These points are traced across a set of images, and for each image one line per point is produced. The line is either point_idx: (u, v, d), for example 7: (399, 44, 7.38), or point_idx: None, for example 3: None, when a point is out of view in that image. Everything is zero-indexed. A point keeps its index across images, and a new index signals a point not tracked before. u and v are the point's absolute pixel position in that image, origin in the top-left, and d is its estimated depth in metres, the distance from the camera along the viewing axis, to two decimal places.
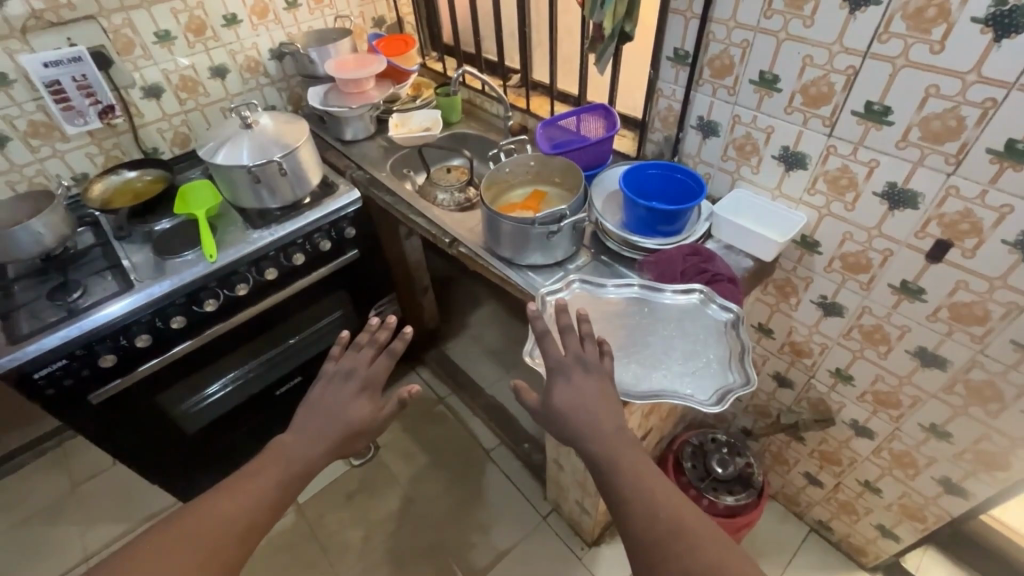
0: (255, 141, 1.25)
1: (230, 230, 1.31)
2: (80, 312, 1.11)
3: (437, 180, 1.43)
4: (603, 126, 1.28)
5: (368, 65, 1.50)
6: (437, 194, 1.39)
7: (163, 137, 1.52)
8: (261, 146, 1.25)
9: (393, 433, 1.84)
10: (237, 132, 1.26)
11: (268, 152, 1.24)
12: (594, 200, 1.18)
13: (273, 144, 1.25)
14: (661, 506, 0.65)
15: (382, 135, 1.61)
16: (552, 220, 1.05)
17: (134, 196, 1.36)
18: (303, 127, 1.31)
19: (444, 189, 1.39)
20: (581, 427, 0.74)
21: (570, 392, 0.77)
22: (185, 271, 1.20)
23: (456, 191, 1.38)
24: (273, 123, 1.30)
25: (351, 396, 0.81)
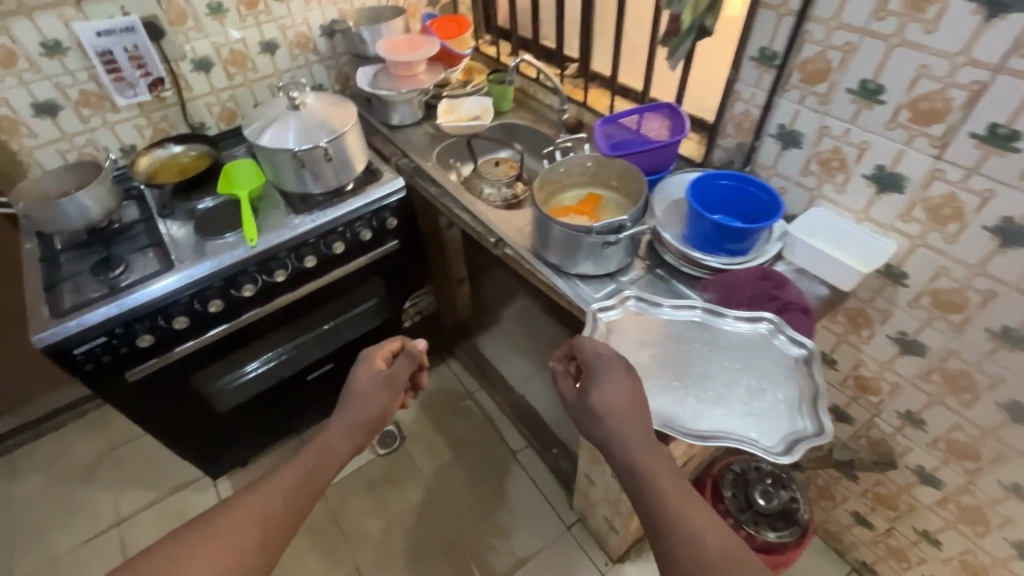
0: (302, 123, 1.21)
1: (271, 213, 1.28)
2: (121, 291, 1.10)
3: (483, 173, 1.38)
4: (668, 127, 1.18)
5: (420, 48, 1.45)
6: (481, 188, 1.36)
7: (211, 111, 1.50)
8: (307, 129, 1.20)
9: (418, 424, 1.82)
10: (284, 112, 1.22)
11: (315, 136, 1.20)
12: (654, 209, 1.09)
13: (320, 128, 1.21)
14: (704, 530, 0.64)
15: (429, 121, 1.55)
16: (610, 231, 0.98)
17: (179, 172, 1.36)
18: (352, 111, 1.26)
19: (488, 183, 1.36)
20: (620, 437, 0.74)
21: (609, 395, 0.78)
22: (225, 254, 1.18)
23: (502, 186, 1.34)
24: (321, 105, 1.25)
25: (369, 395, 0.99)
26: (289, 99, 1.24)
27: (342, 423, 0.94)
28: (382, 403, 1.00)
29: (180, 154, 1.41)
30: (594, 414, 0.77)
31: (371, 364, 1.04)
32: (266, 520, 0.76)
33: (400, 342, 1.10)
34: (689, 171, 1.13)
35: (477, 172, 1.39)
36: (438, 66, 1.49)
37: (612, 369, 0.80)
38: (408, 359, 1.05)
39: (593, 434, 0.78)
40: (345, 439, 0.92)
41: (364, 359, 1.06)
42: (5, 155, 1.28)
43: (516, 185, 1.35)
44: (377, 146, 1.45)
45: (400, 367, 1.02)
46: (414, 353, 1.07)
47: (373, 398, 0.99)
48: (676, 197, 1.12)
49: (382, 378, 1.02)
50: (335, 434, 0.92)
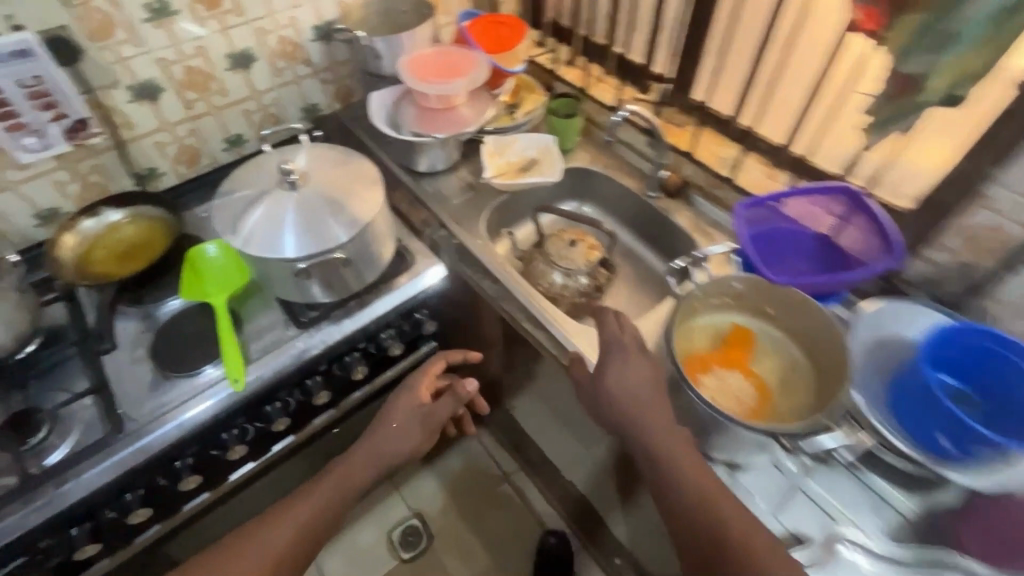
0: (304, 210, 0.82)
1: (260, 328, 0.90)
2: (43, 482, 0.73)
3: (549, 253, 1.01)
4: (834, 212, 0.84)
5: (461, 73, 1.02)
6: (542, 273, 1.00)
7: (164, 152, 1.07)
8: (310, 222, 0.81)
9: (448, 518, 1.52)
10: (275, 191, 0.83)
11: (326, 231, 0.82)
12: (852, 350, 0.74)
13: (332, 216, 0.83)
14: (713, 522, 0.61)
15: (466, 164, 1.15)
16: (814, 450, 0.68)
17: (123, 256, 0.96)
18: (375, 187, 0.87)
19: (552, 266, 0.99)
20: (636, 421, 0.69)
21: (625, 384, 0.71)
22: (200, 405, 0.81)
23: (570, 273, 0.99)
24: (329, 181, 0.86)
25: (398, 432, 0.91)
26: (280, 171, 0.84)
27: (368, 450, 0.88)
28: (413, 443, 0.93)
29: (122, 224, 0.99)
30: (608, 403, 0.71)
31: (412, 396, 0.95)
32: (276, 561, 0.74)
33: (444, 364, 1.02)
34: (888, 299, 0.76)
35: (542, 249, 1.02)
36: (481, 93, 1.08)
37: (626, 355, 0.73)
38: (454, 399, 1.00)
39: (609, 421, 0.73)
40: (366, 470, 0.86)
41: (409, 387, 0.97)
42: None
43: (596, 272, 1.01)
44: (403, 209, 1.06)
45: (443, 407, 0.98)
46: (462, 395, 1.00)
47: (406, 435, 0.92)
48: (869, 340, 0.76)
49: (419, 413, 0.95)
50: (364, 457, 0.87)
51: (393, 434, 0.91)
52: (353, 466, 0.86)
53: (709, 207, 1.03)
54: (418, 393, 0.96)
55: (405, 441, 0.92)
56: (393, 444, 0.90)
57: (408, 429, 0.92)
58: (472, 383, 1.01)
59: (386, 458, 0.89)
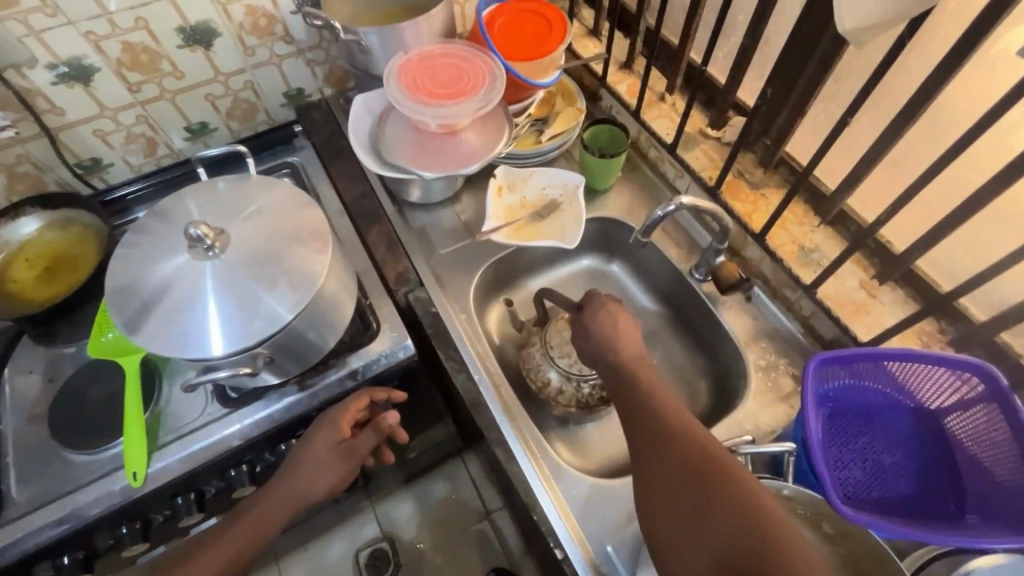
0: (220, 290, 0.63)
1: (179, 395, 0.74)
2: None
3: (548, 340, 0.78)
4: (948, 381, 0.59)
5: (466, 91, 0.76)
6: (529, 357, 0.79)
7: (108, 142, 0.89)
8: (222, 313, 0.62)
9: (419, 549, 1.42)
10: (186, 268, 0.64)
11: (246, 320, 0.62)
12: None
13: (253, 300, 0.63)
14: (694, 446, 0.52)
15: (471, 194, 0.92)
16: None
17: (45, 272, 0.81)
18: (315, 259, 0.66)
19: (544, 354, 0.77)
20: (613, 351, 0.65)
21: (607, 328, 0.66)
22: (86, 496, 0.67)
23: (567, 372, 0.76)
24: (258, 248, 0.66)
25: (313, 476, 0.72)
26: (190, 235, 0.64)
27: (276, 498, 0.70)
28: (334, 479, 0.74)
29: (44, 232, 0.83)
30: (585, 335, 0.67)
31: (325, 436, 0.72)
32: None
33: (368, 397, 0.75)
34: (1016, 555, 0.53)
35: (541, 331, 0.79)
36: (495, 112, 0.82)
37: (606, 302, 0.69)
38: (376, 433, 0.76)
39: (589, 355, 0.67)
40: (280, 516, 0.70)
41: (323, 421, 0.73)
42: None
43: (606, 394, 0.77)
44: (378, 254, 0.84)
45: (366, 441, 0.75)
46: (384, 430, 0.75)
47: (322, 477, 0.72)
48: None
49: (337, 451, 0.73)
50: (271, 508, 0.70)
51: (308, 477, 0.71)
52: (268, 512, 0.70)
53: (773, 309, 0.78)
54: (332, 431, 0.72)
55: (320, 483, 0.72)
56: (308, 488, 0.72)
57: (323, 468, 0.72)
58: (394, 414, 0.75)
59: (304, 501, 0.72)
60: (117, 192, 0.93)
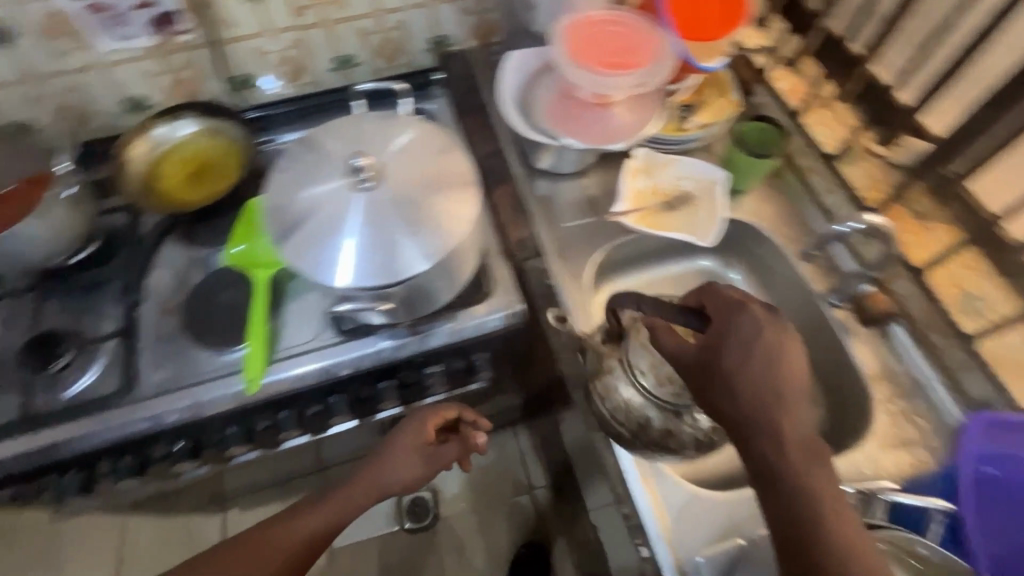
0: (356, 234, 0.64)
1: (298, 316, 0.78)
2: (44, 418, 0.69)
3: (631, 358, 0.67)
4: None
5: (630, 64, 0.73)
6: (606, 381, 0.69)
7: (265, 61, 0.92)
8: (358, 254, 0.64)
9: (458, 505, 1.46)
10: (317, 223, 0.65)
11: (378, 265, 0.64)
12: None
13: (386, 248, 0.64)
14: (841, 530, 0.47)
15: (601, 173, 0.89)
16: None
17: (192, 176, 0.85)
18: (457, 211, 0.67)
19: (626, 379, 0.67)
20: (763, 413, 0.52)
21: (750, 362, 0.53)
22: (206, 393, 0.71)
23: (665, 403, 0.66)
24: (404, 186, 0.66)
25: (398, 464, 0.76)
26: (349, 165, 0.66)
27: (364, 482, 0.75)
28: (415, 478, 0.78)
29: (197, 138, 0.86)
30: (721, 366, 0.54)
31: (414, 434, 0.77)
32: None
33: (458, 412, 0.80)
34: None
35: (620, 349, 0.69)
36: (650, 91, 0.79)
37: (758, 324, 0.55)
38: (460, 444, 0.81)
39: (717, 385, 0.55)
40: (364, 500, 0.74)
41: (412, 419, 0.78)
42: None
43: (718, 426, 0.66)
44: (502, 216, 0.83)
45: (449, 451, 0.80)
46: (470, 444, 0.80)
47: (405, 470, 0.76)
48: None
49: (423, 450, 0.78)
50: (359, 488, 0.74)
51: (393, 464, 0.76)
52: (355, 492, 0.74)
53: (914, 353, 0.72)
54: (422, 430, 0.77)
55: (403, 474, 0.76)
56: (393, 475, 0.76)
57: (408, 464, 0.76)
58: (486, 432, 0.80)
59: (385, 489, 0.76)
60: (258, 110, 0.95)
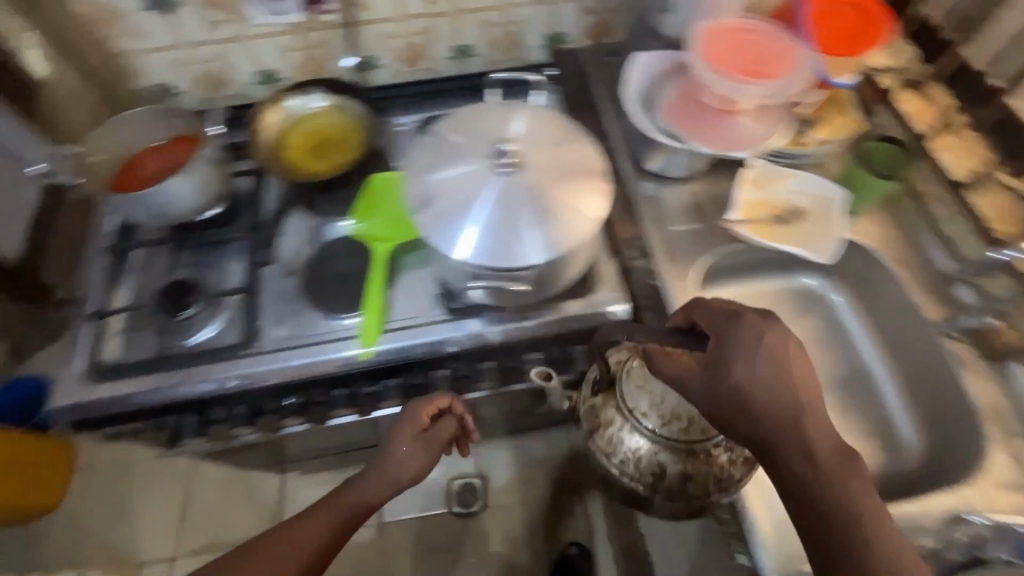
0: (488, 215, 0.67)
1: (409, 291, 0.80)
2: (177, 360, 0.75)
3: (627, 397, 0.68)
4: None
5: (767, 74, 0.73)
6: (610, 431, 0.69)
7: (391, 45, 0.96)
8: (486, 233, 0.67)
9: (507, 496, 1.47)
10: (448, 200, 0.68)
11: (503, 248, 0.67)
12: None
13: (513, 234, 0.67)
14: (875, 534, 0.50)
15: (710, 181, 0.89)
16: None
17: (317, 148, 0.89)
18: (591, 198, 0.69)
19: (629, 425, 0.68)
20: (778, 430, 0.54)
21: (756, 380, 0.55)
22: (322, 351, 0.75)
23: (677, 442, 0.66)
24: (544, 172, 0.69)
25: (401, 456, 0.76)
26: (495, 149, 0.70)
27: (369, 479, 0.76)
28: (419, 469, 0.78)
29: (325, 113, 0.91)
30: (728, 390, 0.55)
31: (409, 426, 0.77)
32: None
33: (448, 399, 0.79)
34: None
35: (615, 397, 0.69)
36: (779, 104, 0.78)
37: (756, 338, 0.56)
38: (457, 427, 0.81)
39: (729, 410, 0.56)
40: (377, 492, 0.75)
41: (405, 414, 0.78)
42: (105, 49, 0.88)
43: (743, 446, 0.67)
44: (610, 214, 0.85)
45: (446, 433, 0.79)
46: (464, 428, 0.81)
47: (406, 463, 0.76)
48: None
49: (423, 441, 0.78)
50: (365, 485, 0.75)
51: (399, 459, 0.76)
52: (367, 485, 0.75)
53: None
54: (415, 421, 0.77)
55: (410, 466, 0.76)
56: (403, 468, 0.76)
57: (413, 457, 0.77)
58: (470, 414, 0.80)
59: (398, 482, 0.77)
60: (378, 91, 0.99)
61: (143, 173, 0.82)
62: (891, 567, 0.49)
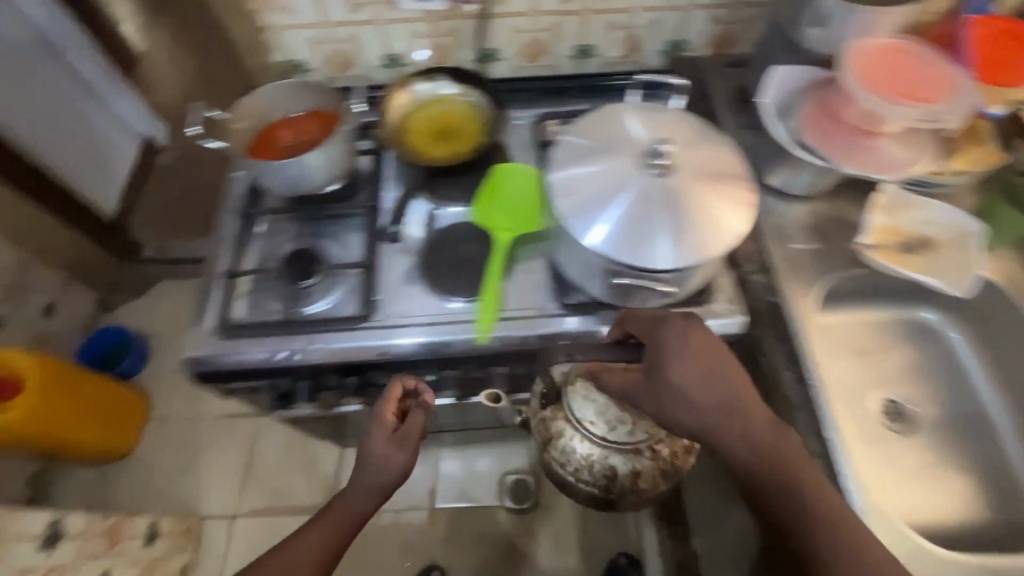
0: (632, 210, 0.67)
1: (524, 282, 0.82)
2: (301, 325, 0.78)
3: (573, 411, 0.80)
4: None
5: (922, 97, 0.72)
6: (562, 441, 0.82)
7: (517, 39, 0.97)
8: (626, 228, 0.67)
9: (560, 497, 1.47)
10: (589, 189, 0.69)
11: (642, 246, 0.66)
12: None
13: (654, 233, 0.67)
14: (824, 512, 0.55)
15: (833, 202, 0.87)
16: None
17: (440, 134, 0.90)
18: (740, 203, 0.68)
19: (579, 435, 0.80)
20: (725, 433, 0.56)
21: (695, 386, 0.56)
22: (438, 332, 0.77)
23: (624, 443, 0.80)
24: (694, 177, 0.69)
25: (382, 455, 0.75)
26: (649, 148, 0.70)
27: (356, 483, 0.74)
28: (401, 467, 0.76)
29: (452, 101, 0.93)
30: (671, 401, 0.57)
31: (377, 425, 0.76)
32: None
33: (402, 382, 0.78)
34: None
35: (563, 409, 0.81)
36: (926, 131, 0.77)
37: (680, 343, 0.58)
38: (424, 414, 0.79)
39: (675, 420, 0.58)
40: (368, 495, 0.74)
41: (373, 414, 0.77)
42: (249, 23, 0.92)
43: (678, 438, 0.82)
44: None
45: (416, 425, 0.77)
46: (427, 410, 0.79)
47: (385, 465, 0.75)
48: None
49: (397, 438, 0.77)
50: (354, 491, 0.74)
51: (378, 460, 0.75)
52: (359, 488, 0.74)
53: None
54: (382, 417, 0.76)
55: (394, 466, 0.75)
56: (389, 467, 0.75)
57: (392, 455, 0.75)
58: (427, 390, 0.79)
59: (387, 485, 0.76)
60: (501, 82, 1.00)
61: (279, 145, 0.86)
62: (834, 539, 0.54)
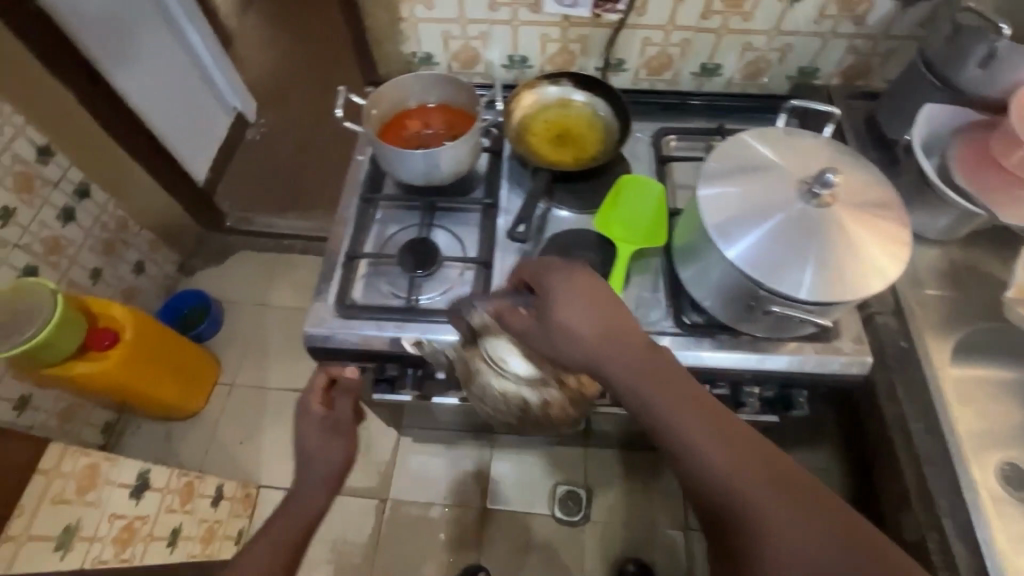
0: (786, 238, 0.65)
1: (642, 297, 0.81)
2: (418, 315, 0.79)
3: (490, 352, 0.68)
4: None
5: None
6: (479, 381, 0.71)
7: (645, 52, 0.97)
8: (778, 254, 0.64)
9: (610, 515, 1.44)
10: (738, 211, 0.67)
11: (795, 275, 0.64)
12: None
13: (809, 263, 0.64)
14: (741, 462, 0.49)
15: (968, 249, 0.83)
16: None
17: (565, 139, 0.90)
18: (903, 243, 0.66)
19: (496, 373, 0.68)
20: (617, 372, 0.56)
21: (579, 318, 0.57)
22: None
23: (538, 377, 0.67)
24: (853, 212, 0.66)
25: (322, 442, 0.83)
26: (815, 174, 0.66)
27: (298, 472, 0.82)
28: (341, 451, 0.84)
29: (577, 108, 0.93)
30: (562, 338, 0.58)
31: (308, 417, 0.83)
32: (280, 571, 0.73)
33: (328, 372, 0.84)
34: None
35: (480, 350, 0.70)
36: None
37: (564, 276, 0.59)
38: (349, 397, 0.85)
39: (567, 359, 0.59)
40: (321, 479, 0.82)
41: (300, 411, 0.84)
42: (390, 13, 0.94)
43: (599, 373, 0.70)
44: None
45: (344, 409, 0.85)
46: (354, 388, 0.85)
47: (324, 452, 0.82)
48: None
49: (328, 424, 0.84)
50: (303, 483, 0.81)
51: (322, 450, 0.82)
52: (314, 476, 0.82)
53: None
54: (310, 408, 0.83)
55: (336, 453, 0.83)
56: (331, 453, 0.83)
57: (333, 439, 0.83)
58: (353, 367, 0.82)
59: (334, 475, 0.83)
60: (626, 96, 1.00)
61: (407, 133, 0.88)
62: (755, 491, 0.47)
